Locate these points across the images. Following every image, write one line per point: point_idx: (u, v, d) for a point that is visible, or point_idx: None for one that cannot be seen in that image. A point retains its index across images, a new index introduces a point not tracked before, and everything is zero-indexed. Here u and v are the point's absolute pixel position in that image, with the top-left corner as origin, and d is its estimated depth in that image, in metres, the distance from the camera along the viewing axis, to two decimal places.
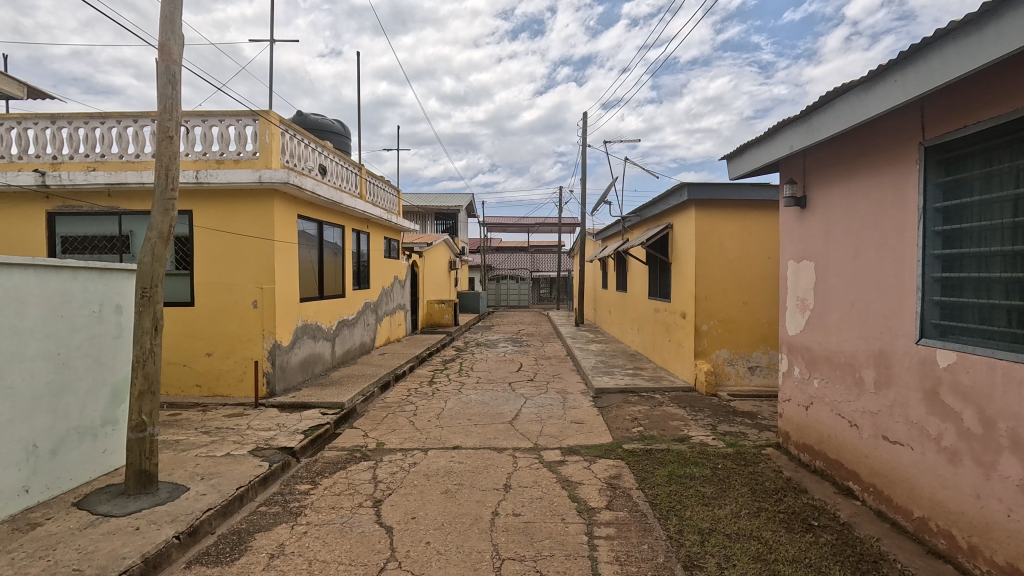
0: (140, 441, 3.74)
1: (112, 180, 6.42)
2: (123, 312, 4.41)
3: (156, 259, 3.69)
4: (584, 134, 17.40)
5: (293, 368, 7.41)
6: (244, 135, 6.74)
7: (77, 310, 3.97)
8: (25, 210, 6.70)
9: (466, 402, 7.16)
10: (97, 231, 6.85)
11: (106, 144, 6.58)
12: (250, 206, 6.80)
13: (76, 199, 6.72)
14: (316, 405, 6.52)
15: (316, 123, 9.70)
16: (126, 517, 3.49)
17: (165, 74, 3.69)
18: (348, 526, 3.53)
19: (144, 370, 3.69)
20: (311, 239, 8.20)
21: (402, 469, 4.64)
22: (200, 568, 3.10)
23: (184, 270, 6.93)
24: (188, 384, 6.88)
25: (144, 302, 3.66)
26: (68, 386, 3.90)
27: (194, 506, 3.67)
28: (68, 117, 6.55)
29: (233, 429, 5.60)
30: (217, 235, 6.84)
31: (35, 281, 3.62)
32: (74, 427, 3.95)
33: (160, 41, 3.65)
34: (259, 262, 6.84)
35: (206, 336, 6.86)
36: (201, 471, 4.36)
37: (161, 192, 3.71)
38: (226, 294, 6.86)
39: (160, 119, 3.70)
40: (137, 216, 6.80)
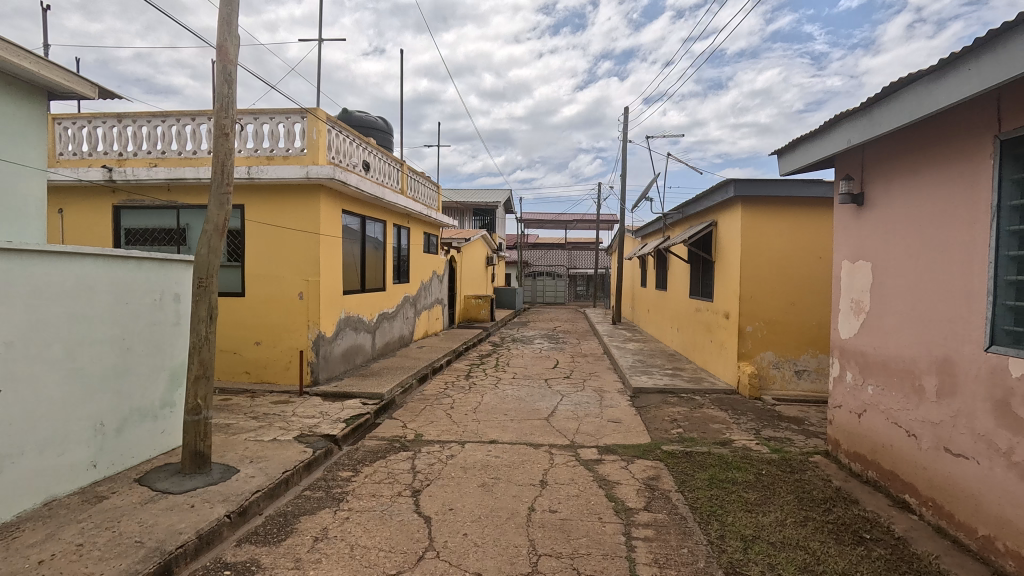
0: (195, 424, 3.94)
1: (172, 175, 6.77)
2: (181, 300, 4.65)
3: (212, 251, 3.87)
4: (625, 129, 17.12)
5: (335, 359, 7.64)
6: (293, 132, 6.97)
7: (141, 298, 4.22)
8: (94, 203, 7.15)
9: (502, 397, 7.18)
10: (157, 224, 7.25)
11: (166, 141, 6.93)
12: (298, 201, 7.04)
13: (139, 193, 7.12)
14: (357, 396, 6.70)
15: (361, 121, 9.93)
16: (182, 494, 3.70)
17: (222, 74, 3.86)
18: (388, 514, 3.61)
19: (200, 356, 3.89)
20: (355, 234, 8.42)
21: (440, 460, 4.70)
22: (250, 547, 3.24)
23: (235, 262, 7.23)
24: (238, 371, 7.20)
25: (200, 291, 3.86)
26: (131, 369, 4.15)
27: (244, 487, 3.85)
28: (132, 116, 6.92)
29: (279, 415, 5.82)
30: (266, 229, 7.12)
31: (104, 270, 3.87)
32: (136, 408, 4.21)
33: (217, 42, 3.82)
34: (305, 255, 7.06)
35: (255, 325, 7.16)
36: (250, 454, 4.55)
37: (217, 187, 3.89)
38: (275, 285, 7.13)
39: (216, 118, 3.87)
40: (194, 210, 7.16)
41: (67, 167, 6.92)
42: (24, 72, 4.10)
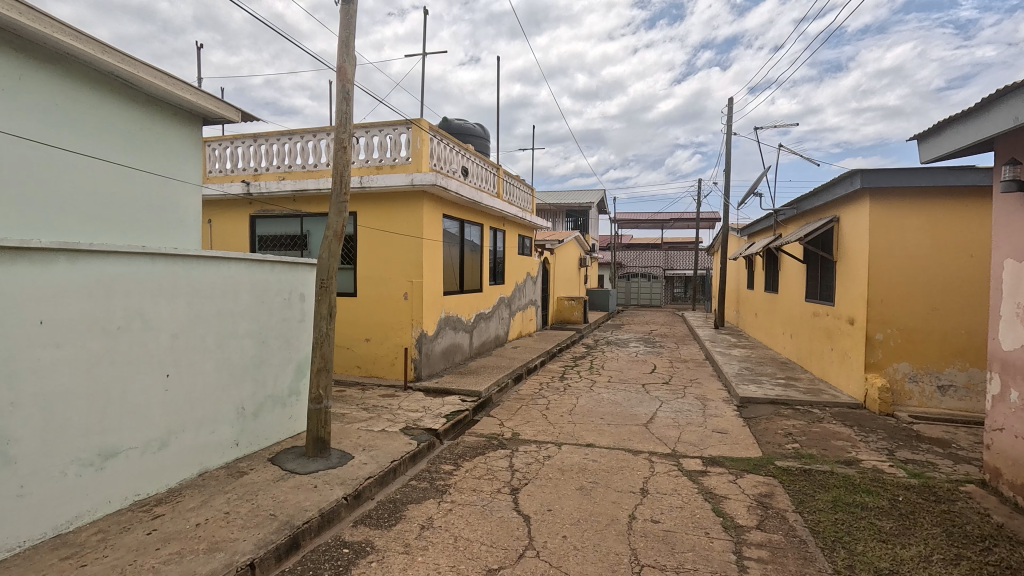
0: (317, 411, 4.34)
1: (297, 187, 7.52)
2: (306, 299, 5.14)
3: (331, 254, 4.24)
4: (729, 121, 16.10)
5: (436, 356, 8.01)
6: (399, 142, 7.42)
7: (274, 297, 4.72)
8: (235, 214, 8.17)
9: (598, 400, 7.07)
10: (285, 231, 8.09)
11: (292, 157, 7.71)
12: (404, 207, 7.48)
13: (270, 204, 8.00)
14: (456, 392, 6.97)
15: (460, 128, 10.34)
16: (306, 475, 4.09)
17: (341, 93, 4.22)
18: (489, 510, 3.71)
19: (321, 350, 4.27)
20: (454, 237, 8.76)
21: (537, 460, 4.74)
22: (364, 528, 3.50)
23: (349, 265, 7.86)
24: (350, 365, 7.82)
25: (322, 292, 4.24)
26: (266, 360, 4.67)
27: (358, 472, 4.17)
28: (265, 135, 7.79)
29: (387, 408, 6.23)
30: (376, 233, 7.66)
31: (245, 272, 4.39)
32: (269, 395, 4.73)
33: (338, 63, 4.18)
34: (409, 258, 7.49)
35: (365, 323, 7.72)
36: (363, 443, 4.92)
37: (336, 196, 4.25)
38: (383, 286, 7.63)
39: (337, 133, 4.24)
40: (315, 218, 7.88)
41: (215, 183, 7.96)
42: (185, 102, 4.77)
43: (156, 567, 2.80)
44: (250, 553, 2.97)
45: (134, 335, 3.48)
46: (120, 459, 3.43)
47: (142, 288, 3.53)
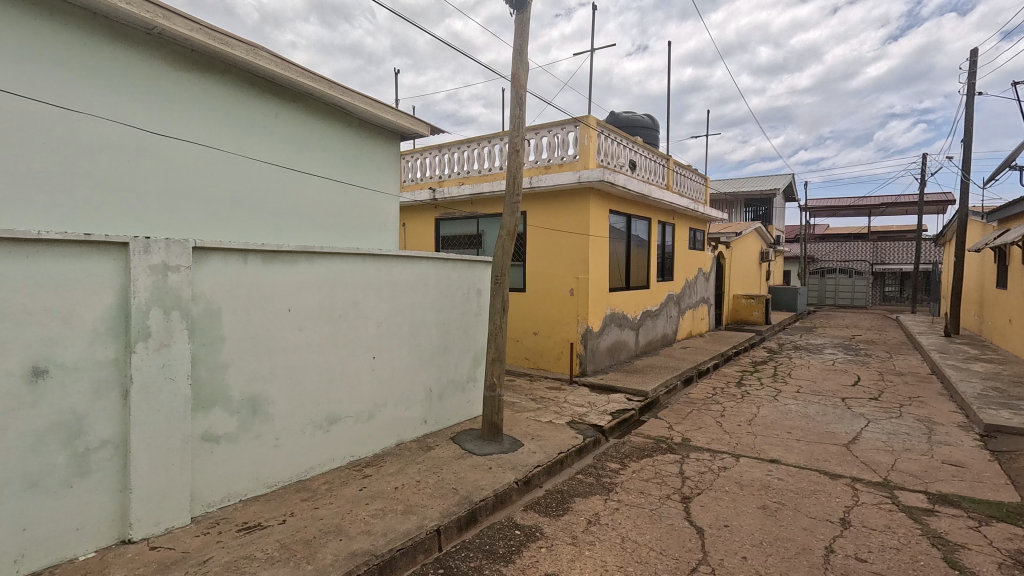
0: (492, 398, 4.67)
1: (474, 190, 8.17)
2: (482, 293, 5.56)
3: (505, 252, 4.51)
4: (971, 77, 12.86)
5: (602, 353, 8.00)
6: (567, 141, 7.55)
7: (455, 291, 5.20)
8: (424, 217, 9.22)
9: (784, 412, 6.31)
10: (464, 232, 8.85)
11: (470, 163, 8.38)
12: (571, 204, 7.60)
13: (452, 207, 8.84)
14: (622, 391, 6.86)
15: (627, 121, 10.12)
16: (482, 456, 4.45)
17: (514, 99, 4.47)
18: (658, 515, 3.58)
19: (495, 342, 4.59)
20: (620, 233, 8.61)
21: (711, 470, 4.42)
22: (534, 514, 3.67)
23: (519, 262, 8.28)
24: (520, 357, 8.26)
25: (496, 287, 4.55)
26: (449, 348, 5.18)
27: (528, 460, 4.38)
28: (448, 145, 8.61)
29: (554, 400, 6.42)
30: (544, 231, 7.93)
31: (432, 269, 4.91)
32: (452, 380, 5.25)
33: (512, 71, 4.43)
34: (576, 254, 7.58)
35: (533, 318, 8.06)
36: (532, 432, 5.15)
37: (510, 197, 4.51)
38: (550, 282, 7.87)
39: (511, 137, 4.50)
40: (489, 219, 8.47)
41: (408, 191, 9.08)
42: (388, 122, 5.49)
43: (366, 518, 3.33)
44: (436, 519, 3.34)
45: (350, 322, 4.16)
46: (340, 424, 4.16)
47: (356, 282, 4.19)
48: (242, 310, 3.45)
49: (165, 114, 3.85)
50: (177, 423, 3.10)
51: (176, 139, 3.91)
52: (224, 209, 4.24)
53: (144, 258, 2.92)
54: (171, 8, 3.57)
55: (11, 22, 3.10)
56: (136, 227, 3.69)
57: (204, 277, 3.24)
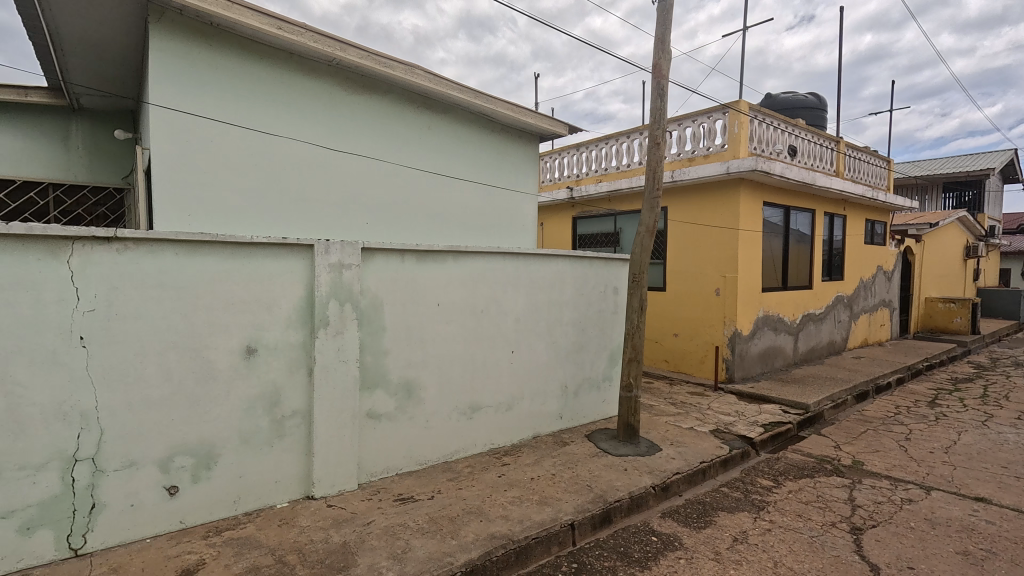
0: (628, 399, 4.57)
1: (612, 187, 8.03)
2: (619, 292, 5.46)
3: (643, 250, 4.39)
4: None
5: (752, 358, 7.32)
6: (714, 130, 7.03)
7: (592, 289, 5.18)
8: (562, 216, 9.34)
9: (996, 441, 5.13)
10: (601, 229, 8.77)
11: (608, 160, 8.24)
12: (717, 197, 7.08)
13: (589, 206, 8.82)
14: (777, 401, 6.20)
15: (786, 102, 9.12)
16: (618, 457, 4.37)
17: (656, 90, 4.35)
18: (819, 543, 3.18)
19: (632, 341, 4.48)
20: (777, 227, 7.78)
21: (890, 501, 3.78)
22: (672, 522, 3.52)
23: (659, 260, 7.95)
24: (658, 358, 7.94)
25: (634, 286, 4.45)
26: (585, 346, 5.19)
27: (666, 466, 4.19)
28: (585, 144, 8.59)
29: (696, 406, 6.04)
30: (687, 228, 7.50)
31: (569, 267, 4.96)
32: (587, 378, 5.24)
33: (654, 61, 4.32)
34: (722, 251, 7.04)
35: (674, 318, 7.67)
36: (671, 437, 4.92)
37: (649, 193, 4.39)
38: (693, 281, 7.42)
39: (651, 130, 4.39)
40: (628, 216, 8.27)
41: (546, 191, 9.27)
42: (529, 125, 5.66)
43: (504, 504, 3.50)
44: (571, 514, 3.37)
45: (491, 317, 4.40)
46: (481, 413, 4.41)
47: (497, 279, 4.42)
48: (399, 304, 3.85)
49: (341, 134, 4.45)
50: (348, 401, 3.58)
51: (349, 154, 4.50)
52: (386, 215, 4.77)
53: (325, 257, 3.43)
54: (346, 41, 4.12)
55: (237, 71, 3.86)
56: (319, 232, 4.32)
57: (370, 273, 3.69)
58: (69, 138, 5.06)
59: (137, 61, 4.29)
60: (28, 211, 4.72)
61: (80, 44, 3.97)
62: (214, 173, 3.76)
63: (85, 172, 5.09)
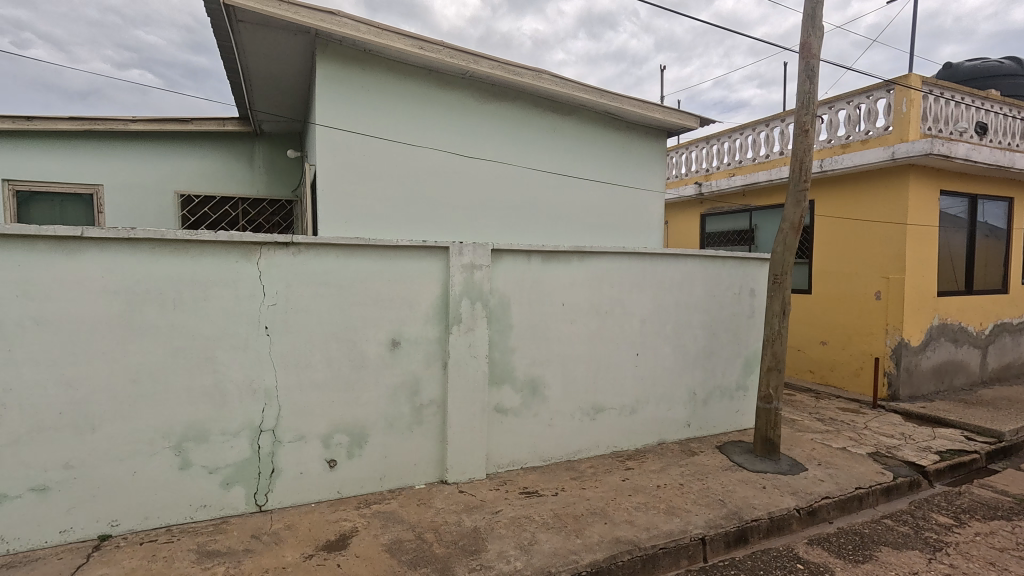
0: (767, 411, 4.20)
1: (748, 181, 7.42)
2: (756, 295, 5.04)
3: (787, 248, 4.02)
4: None
5: (923, 374, 6.28)
6: (875, 111, 6.16)
7: (725, 291, 4.85)
8: (689, 213, 8.88)
9: None
10: (734, 227, 8.16)
11: (743, 151, 7.61)
12: (878, 187, 6.18)
13: (720, 201, 8.26)
14: (957, 426, 5.26)
15: (973, 71, 7.69)
16: (754, 473, 4.04)
17: (805, 71, 3.97)
18: None
19: (772, 348, 4.12)
20: (958, 220, 6.59)
21: None
22: (820, 550, 3.17)
23: (803, 259, 7.19)
24: (802, 369, 7.20)
25: (775, 288, 4.09)
26: (716, 352, 4.87)
27: (813, 488, 3.78)
28: (717, 135, 8.04)
29: (849, 424, 5.36)
30: (839, 223, 6.67)
31: (700, 267, 4.70)
32: (718, 386, 4.92)
33: (802, 41, 3.96)
34: (884, 249, 6.15)
35: (821, 325, 6.88)
36: (818, 456, 4.42)
37: (795, 185, 4.02)
38: (846, 283, 6.58)
39: (798, 117, 4.01)
40: (765, 212, 7.61)
41: (672, 187, 8.87)
42: (656, 120, 5.47)
43: (629, 509, 3.43)
44: (702, 528, 3.20)
45: (615, 318, 4.34)
46: (605, 415, 4.37)
47: (622, 280, 4.34)
48: (526, 303, 3.97)
49: (473, 142, 4.70)
50: (478, 394, 3.79)
51: (480, 160, 4.74)
52: (513, 217, 4.93)
53: (459, 258, 3.66)
54: (479, 53, 4.35)
55: (385, 91, 4.27)
56: (452, 235, 4.62)
57: (499, 273, 3.86)
58: (253, 157, 6.00)
59: (305, 89, 4.96)
60: (224, 221, 5.91)
61: (263, 78, 4.69)
62: (365, 183, 4.21)
63: (265, 188, 6.05)
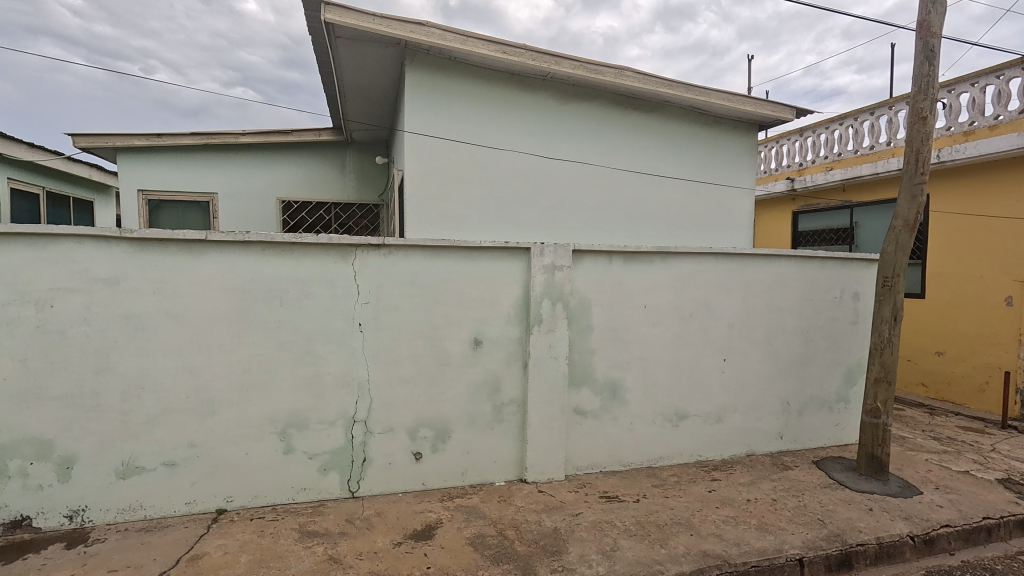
0: (873, 426, 3.84)
1: (848, 175, 6.82)
2: (860, 299, 4.63)
3: (900, 248, 3.66)
4: None
5: None
6: (1008, 91, 5.41)
7: (824, 295, 4.50)
8: (780, 211, 8.33)
9: None
10: (832, 225, 7.54)
11: (843, 143, 7.01)
12: (1010, 178, 5.41)
13: (815, 198, 7.67)
14: None
15: None
16: (859, 493, 3.71)
17: (922, 52, 3.59)
18: None
19: (881, 358, 3.77)
20: None
21: None
22: None
23: (916, 260, 6.51)
24: (913, 381, 6.52)
25: (885, 291, 3.74)
26: (813, 359, 4.53)
27: (930, 514, 3.41)
28: (813, 127, 7.46)
29: (972, 445, 4.77)
30: (959, 219, 5.94)
31: (795, 269, 4.39)
32: (815, 397, 4.57)
33: (920, 19, 3.60)
34: (1017, 248, 5.40)
35: (937, 333, 6.18)
36: (935, 479, 3.98)
37: (909, 179, 3.65)
38: (968, 287, 5.86)
39: (914, 103, 3.64)
40: (868, 208, 6.96)
41: (761, 184, 8.36)
42: (746, 113, 5.18)
43: (716, 522, 3.27)
44: (799, 548, 2.98)
45: (700, 322, 4.16)
46: (689, 422, 4.20)
47: (709, 282, 4.16)
48: (607, 305, 3.91)
49: (554, 143, 4.70)
50: (558, 395, 3.78)
51: (560, 161, 4.73)
52: (593, 217, 4.87)
53: (540, 259, 3.68)
54: (561, 55, 4.34)
55: (468, 96, 4.39)
56: (532, 236, 4.64)
57: (580, 274, 3.83)
58: (344, 164, 6.39)
59: (392, 98, 5.20)
60: (318, 224, 6.35)
61: (356, 90, 4.98)
62: (449, 187, 4.34)
63: (354, 193, 6.43)
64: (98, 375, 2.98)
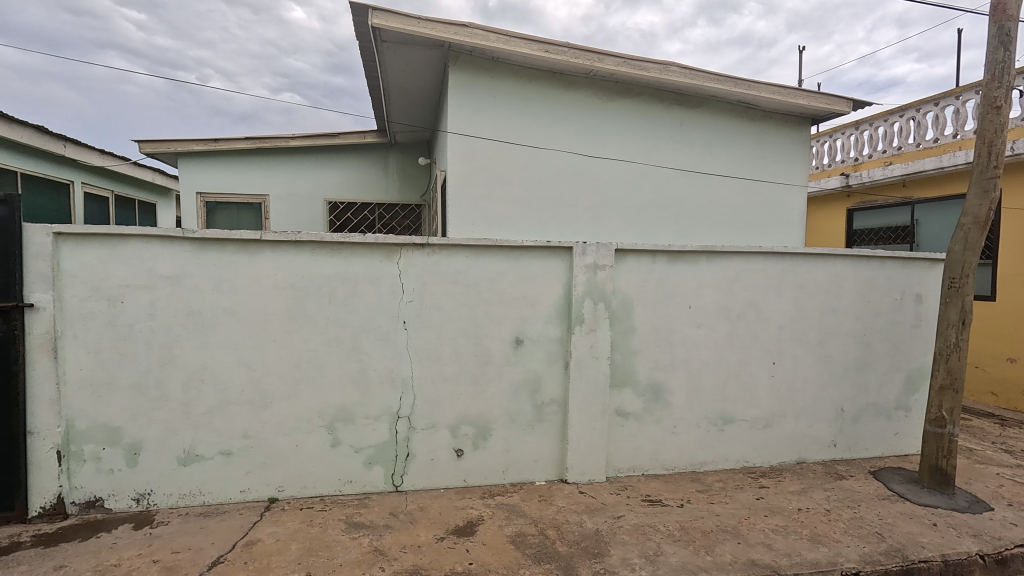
0: (938, 436, 3.62)
1: (910, 169, 6.44)
2: (923, 301, 4.36)
3: (969, 247, 3.43)
4: None
5: None
6: None
7: (882, 296, 4.26)
8: (833, 208, 7.97)
9: None
10: (891, 222, 7.15)
11: (903, 136, 6.63)
12: None
13: (873, 194, 7.28)
14: None
15: None
16: (921, 507, 3.50)
17: (996, 37, 3.35)
18: None
19: (947, 364, 3.54)
20: None
21: None
22: None
23: (986, 259, 6.08)
24: (981, 390, 6.10)
25: (952, 293, 3.51)
26: (870, 364, 4.30)
27: (1002, 533, 3.18)
28: (870, 119, 7.10)
29: None
30: None
31: (851, 269, 4.18)
32: (872, 403, 4.34)
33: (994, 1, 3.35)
34: None
35: (1009, 338, 5.76)
36: (1008, 495, 3.71)
37: (980, 173, 3.42)
38: None
39: (986, 91, 3.40)
40: (932, 205, 6.56)
41: (814, 180, 8.01)
42: (798, 106, 4.96)
43: (765, 531, 3.16)
44: (855, 562, 2.84)
45: (748, 323, 4.03)
46: (735, 426, 4.08)
47: (758, 282, 4.01)
48: (650, 305, 3.84)
49: (596, 141, 4.65)
50: (599, 395, 3.74)
51: (602, 159, 4.68)
52: (636, 216, 4.79)
53: (582, 258, 3.65)
54: (604, 51, 4.30)
55: (511, 96, 4.40)
56: (574, 235, 4.61)
57: (622, 274, 3.77)
58: (388, 165, 6.53)
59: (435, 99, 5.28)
60: (364, 224, 6.52)
61: (400, 92, 5.07)
62: (490, 186, 4.37)
63: (398, 193, 6.57)
64: (163, 367, 3.16)
